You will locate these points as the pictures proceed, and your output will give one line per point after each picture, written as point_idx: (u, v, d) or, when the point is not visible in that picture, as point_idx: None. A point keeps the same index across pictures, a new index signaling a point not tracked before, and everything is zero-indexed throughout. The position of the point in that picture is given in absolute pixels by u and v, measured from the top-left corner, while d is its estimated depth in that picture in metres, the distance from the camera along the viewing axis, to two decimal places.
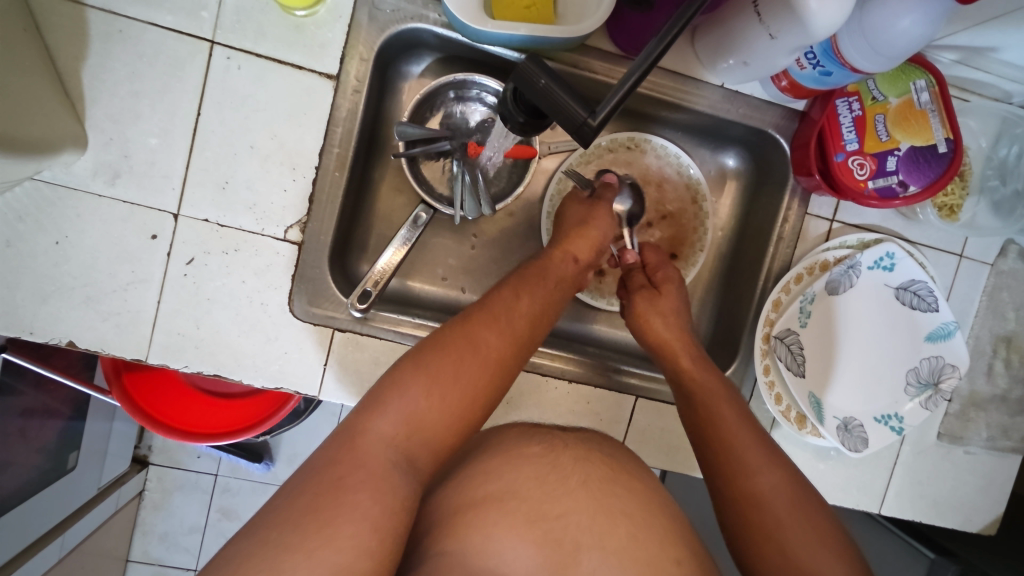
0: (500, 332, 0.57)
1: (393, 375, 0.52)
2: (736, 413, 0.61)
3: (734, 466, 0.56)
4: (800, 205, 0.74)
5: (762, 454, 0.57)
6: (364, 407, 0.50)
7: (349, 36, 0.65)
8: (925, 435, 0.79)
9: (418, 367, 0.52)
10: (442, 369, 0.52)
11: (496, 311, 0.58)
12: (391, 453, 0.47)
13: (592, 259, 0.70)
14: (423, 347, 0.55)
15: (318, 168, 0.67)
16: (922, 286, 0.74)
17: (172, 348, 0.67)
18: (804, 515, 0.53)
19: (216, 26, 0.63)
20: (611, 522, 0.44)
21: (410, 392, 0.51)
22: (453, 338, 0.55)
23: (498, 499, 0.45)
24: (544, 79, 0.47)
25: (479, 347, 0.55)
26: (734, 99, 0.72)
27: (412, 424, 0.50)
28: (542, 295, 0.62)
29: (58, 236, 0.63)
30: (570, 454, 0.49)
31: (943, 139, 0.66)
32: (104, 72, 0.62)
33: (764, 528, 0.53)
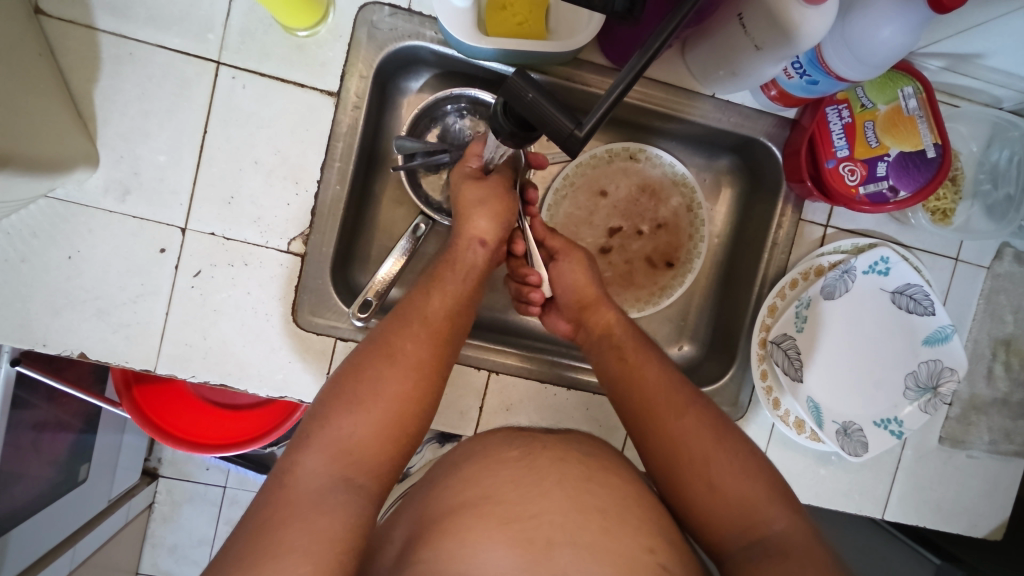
0: (415, 337, 0.59)
1: (320, 410, 0.55)
2: (655, 368, 0.64)
3: (658, 410, 0.61)
4: (794, 211, 0.75)
5: (688, 401, 0.61)
6: (295, 446, 0.53)
7: (349, 55, 0.68)
8: (926, 439, 0.79)
9: (337, 398, 0.55)
10: (362, 387, 0.55)
11: (411, 316, 0.61)
12: (324, 482, 0.50)
13: (499, 236, 0.69)
14: (343, 373, 0.58)
15: (320, 181, 0.69)
16: (918, 290, 0.74)
17: (179, 358, 0.69)
18: (724, 447, 0.58)
19: (222, 47, 0.66)
20: (586, 519, 0.46)
21: (334, 420, 0.54)
22: (367, 354, 0.58)
23: (477, 503, 0.47)
24: (531, 93, 0.47)
25: (396, 356, 0.58)
26: (725, 109, 0.74)
27: (341, 450, 0.53)
28: (455, 293, 0.64)
29: (70, 250, 0.66)
30: (546, 457, 0.52)
31: (932, 144, 0.68)
32: (115, 93, 0.65)
33: (689, 463, 0.58)
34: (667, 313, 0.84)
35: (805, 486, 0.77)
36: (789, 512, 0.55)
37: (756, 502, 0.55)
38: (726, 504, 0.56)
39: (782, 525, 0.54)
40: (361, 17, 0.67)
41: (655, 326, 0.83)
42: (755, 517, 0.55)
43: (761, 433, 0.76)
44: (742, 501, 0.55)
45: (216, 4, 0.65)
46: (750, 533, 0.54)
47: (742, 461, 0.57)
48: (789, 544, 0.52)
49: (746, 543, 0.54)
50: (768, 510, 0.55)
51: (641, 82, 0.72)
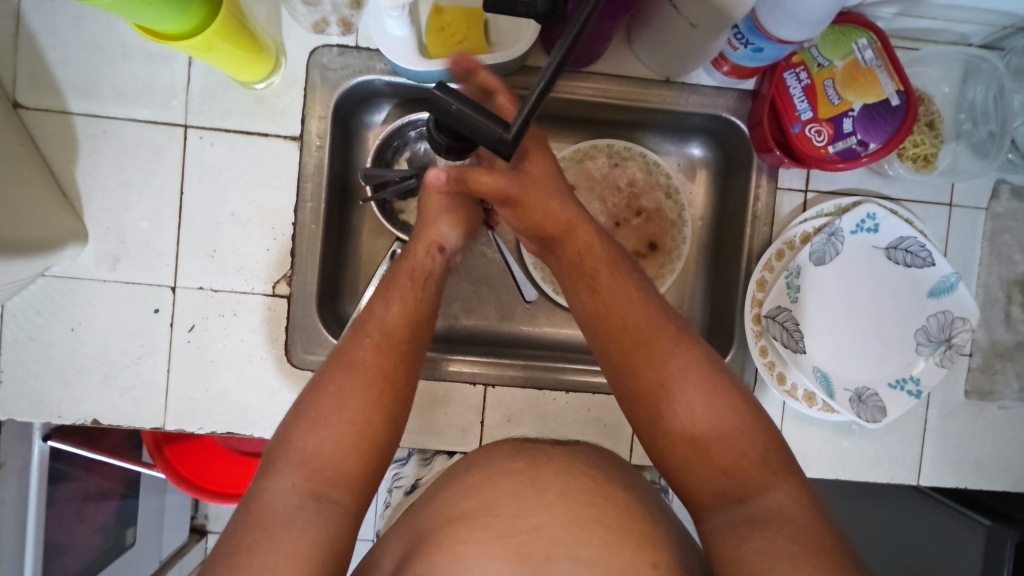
0: (377, 347, 0.59)
1: (288, 423, 0.56)
2: (637, 299, 0.61)
3: (642, 363, 0.58)
4: (770, 181, 0.74)
5: (680, 364, 0.58)
6: (266, 467, 0.54)
7: (306, 98, 0.70)
8: (951, 395, 0.75)
9: (301, 415, 0.55)
10: (322, 406, 0.56)
11: (372, 328, 0.60)
12: (294, 499, 0.51)
13: (456, 243, 0.68)
14: (307, 391, 0.57)
15: (296, 224, 0.71)
16: (913, 242, 0.71)
17: (186, 413, 0.71)
18: (715, 399, 0.56)
19: (187, 111, 0.69)
20: (588, 533, 0.45)
21: (295, 440, 0.54)
22: (331, 372, 0.58)
23: (476, 517, 0.47)
24: (455, 104, 0.48)
25: (361, 373, 0.58)
26: (684, 91, 0.73)
27: (310, 468, 0.53)
28: (416, 300, 0.63)
29: (72, 323, 0.69)
30: (550, 469, 0.51)
31: (895, 91, 0.66)
32: (95, 169, 0.69)
33: (678, 414, 0.56)
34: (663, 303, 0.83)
35: (829, 460, 0.75)
36: (781, 476, 0.53)
37: (745, 461, 0.54)
38: (712, 457, 0.55)
39: (775, 485, 0.53)
40: (313, 61, 0.70)
41: None
42: (746, 478, 0.53)
43: (773, 411, 0.74)
44: (728, 457, 0.54)
45: (176, 71, 0.69)
46: (734, 489, 0.53)
47: (732, 412, 0.56)
48: (777, 507, 0.51)
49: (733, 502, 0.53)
50: (763, 474, 0.53)
51: (594, 78, 0.73)
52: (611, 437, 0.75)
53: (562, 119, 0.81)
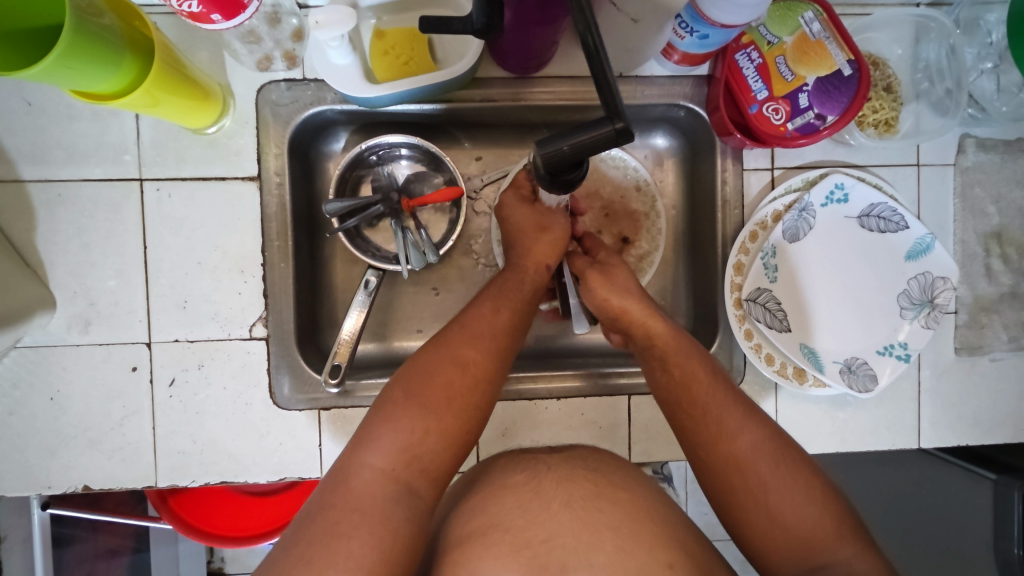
0: (484, 348, 0.60)
1: (384, 404, 0.55)
2: (711, 378, 0.61)
3: (709, 436, 0.58)
4: (735, 163, 0.73)
5: (769, 461, 0.55)
6: (356, 446, 0.53)
7: (260, 136, 0.70)
8: (941, 354, 0.75)
9: (408, 397, 0.55)
10: (431, 396, 0.55)
11: (479, 328, 0.61)
12: (389, 485, 0.50)
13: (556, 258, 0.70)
14: (413, 371, 0.57)
15: (265, 264, 0.70)
16: (885, 208, 0.71)
17: (177, 467, 0.70)
18: (785, 471, 0.55)
19: (141, 164, 0.68)
20: (599, 538, 0.44)
21: (401, 422, 0.53)
22: (440, 363, 0.57)
23: (485, 532, 0.46)
24: (567, 145, 0.48)
25: (472, 370, 0.58)
26: (638, 83, 0.72)
27: (411, 454, 0.52)
28: (519, 307, 0.65)
29: (51, 391, 0.68)
30: (552, 479, 0.50)
31: (846, 61, 0.65)
32: (54, 234, 0.68)
33: (744, 484, 0.55)
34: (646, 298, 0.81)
35: (828, 434, 0.74)
36: (857, 543, 0.51)
37: (819, 532, 0.52)
38: (781, 534, 0.53)
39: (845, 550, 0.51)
40: (261, 99, 0.69)
41: None
42: (814, 543, 0.52)
43: (765, 393, 0.74)
44: (800, 533, 0.52)
45: (125, 125, 0.68)
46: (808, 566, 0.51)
47: (807, 482, 0.54)
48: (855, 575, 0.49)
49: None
50: (832, 536, 0.52)
51: (547, 82, 0.72)
52: (607, 439, 0.74)
53: (521, 126, 0.78)
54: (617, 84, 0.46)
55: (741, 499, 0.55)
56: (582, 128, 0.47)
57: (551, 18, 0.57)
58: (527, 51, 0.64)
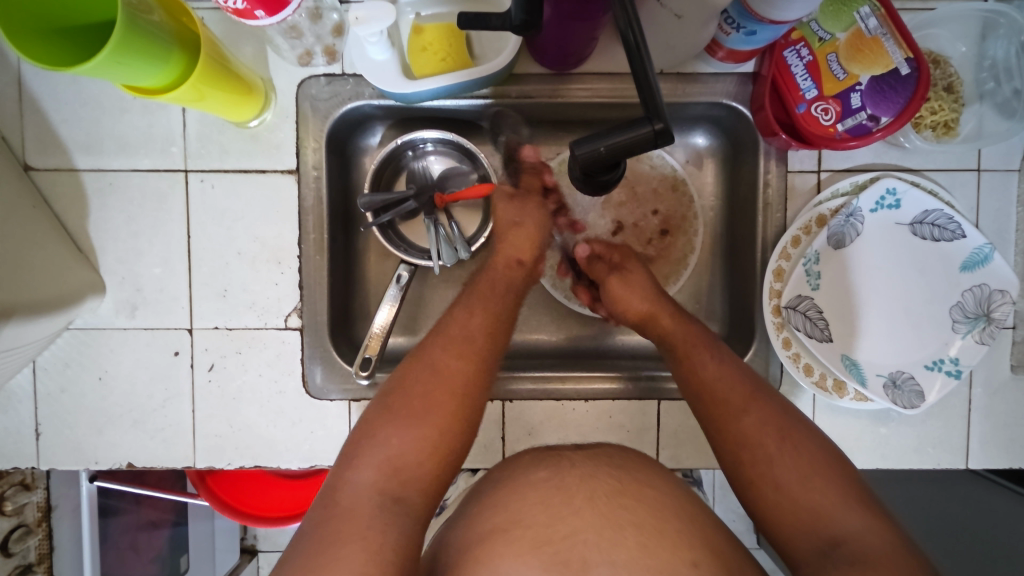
0: (464, 353, 0.59)
1: (368, 422, 0.55)
2: (719, 362, 0.61)
3: (719, 410, 0.58)
4: (779, 166, 0.70)
5: (773, 437, 0.54)
6: (345, 462, 0.53)
7: (300, 130, 0.71)
8: (996, 371, 0.71)
9: (388, 411, 0.55)
10: (411, 405, 0.55)
11: (457, 334, 0.60)
12: (375, 497, 0.50)
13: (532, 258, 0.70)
14: (393, 384, 0.58)
15: (301, 256, 0.72)
16: (939, 215, 0.67)
17: (213, 450, 0.72)
18: (791, 446, 0.54)
19: (186, 156, 0.70)
20: (621, 537, 0.43)
21: (384, 436, 0.54)
22: (419, 374, 0.57)
23: (507, 528, 0.45)
24: (603, 147, 0.47)
25: (453, 382, 0.57)
26: (679, 81, 0.70)
27: (394, 466, 0.52)
28: (496, 306, 0.64)
29: (100, 371, 0.72)
30: (575, 474, 0.48)
31: (904, 60, 0.62)
32: (104, 222, 0.71)
33: (752, 460, 0.54)
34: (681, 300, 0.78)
35: (867, 449, 0.71)
36: (870, 516, 0.49)
37: (828, 505, 0.50)
38: (789, 507, 0.51)
39: (854, 525, 0.48)
40: (302, 93, 0.70)
41: None
42: (826, 520, 0.49)
43: (802, 405, 0.71)
44: (809, 505, 0.50)
45: (172, 118, 0.70)
46: (818, 537, 0.49)
47: (813, 457, 0.53)
48: (866, 547, 0.46)
49: (820, 551, 0.48)
50: (842, 512, 0.49)
51: (586, 80, 0.71)
52: (635, 443, 0.73)
53: (558, 122, 0.77)
54: (657, 83, 0.45)
55: (750, 469, 0.54)
56: (621, 130, 0.47)
57: (591, 14, 0.56)
58: (564, 45, 0.62)
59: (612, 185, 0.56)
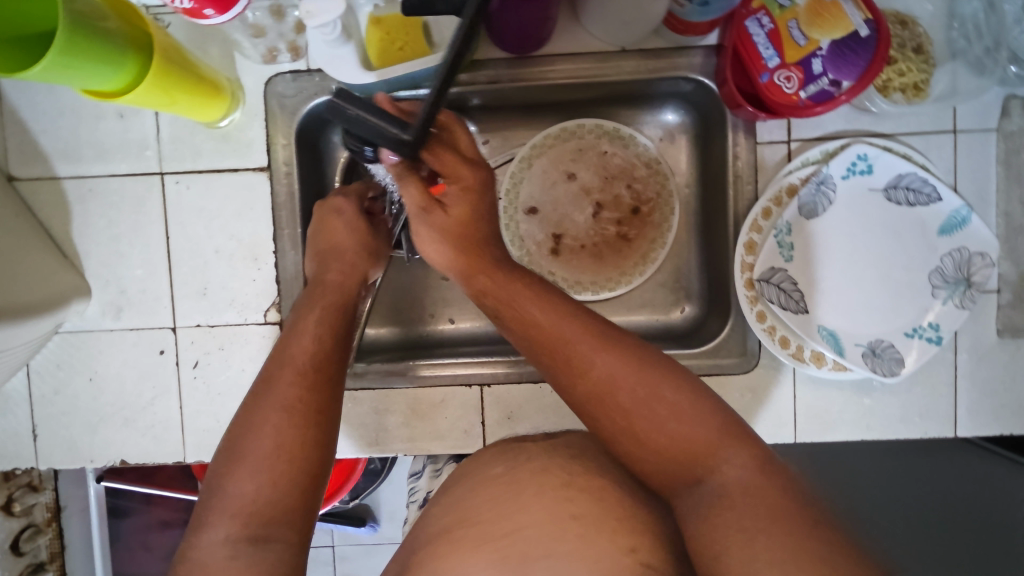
0: (294, 371, 0.54)
1: (220, 466, 0.50)
2: (569, 312, 0.55)
3: (573, 362, 0.52)
4: (748, 137, 0.69)
5: (628, 382, 0.51)
6: (196, 521, 0.48)
7: (268, 127, 0.72)
8: (981, 337, 0.69)
9: (233, 455, 0.50)
10: (238, 446, 0.50)
11: (280, 352, 0.56)
12: (229, 552, 0.45)
13: (361, 265, 0.67)
14: (238, 421, 0.52)
15: (277, 251, 0.73)
16: (913, 178, 0.66)
17: (202, 444, 0.74)
18: (650, 389, 0.50)
19: (161, 159, 0.72)
20: (564, 529, 0.41)
21: (240, 478, 0.48)
22: (259, 403, 0.52)
23: (455, 528, 0.45)
24: (352, 109, 0.52)
25: (300, 408, 0.52)
26: (641, 57, 0.69)
27: (249, 510, 0.47)
28: (344, 318, 0.61)
29: (90, 372, 0.74)
30: (527, 469, 0.48)
31: (863, 22, 0.61)
32: (87, 227, 0.73)
33: (617, 408, 0.50)
34: (660, 279, 0.79)
35: (852, 421, 0.70)
36: (741, 449, 0.48)
37: (702, 442, 0.48)
38: (667, 448, 0.49)
39: (729, 459, 0.47)
40: (269, 91, 0.71)
41: (649, 295, 0.79)
42: (702, 456, 0.48)
43: (782, 380, 0.70)
44: (685, 446, 0.49)
45: (146, 123, 0.71)
46: (696, 477, 0.48)
47: (680, 403, 0.50)
48: (739, 485, 0.45)
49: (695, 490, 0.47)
50: (715, 449, 0.48)
51: (549, 61, 0.70)
52: None
53: (527, 107, 0.78)
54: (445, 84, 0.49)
55: (628, 411, 0.50)
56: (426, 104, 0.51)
57: None
58: (522, 28, 0.63)
59: (400, 161, 0.59)
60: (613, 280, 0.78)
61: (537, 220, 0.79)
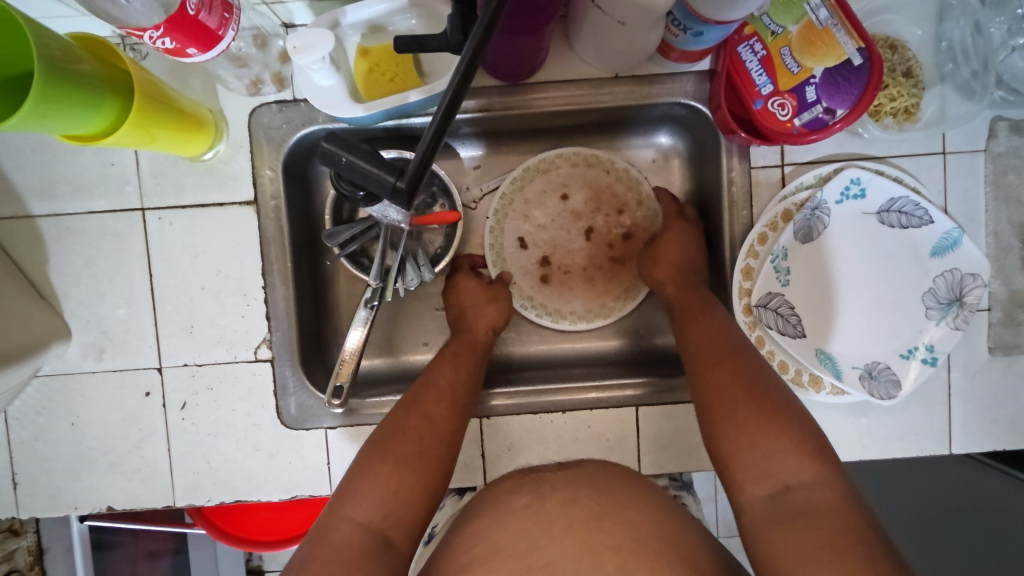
0: (448, 405, 0.62)
1: (362, 463, 0.57)
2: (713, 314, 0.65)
3: (716, 338, 0.63)
4: (742, 161, 0.69)
5: (750, 408, 0.56)
6: (338, 498, 0.55)
7: (254, 160, 0.70)
8: (974, 355, 0.70)
9: (382, 454, 0.57)
10: (390, 447, 0.57)
11: (436, 381, 0.63)
12: (361, 538, 0.51)
13: (503, 321, 0.72)
14: (387, 426, 0.60)
15: (266, 287, 0.71)
16: (906, 202, 0.67)
17: (193, 486, 0.72)
18: (775, 422, 0.54)
19: (142, 194, 0.70)
20: (598, 560, 0.43)
21: (378, 475, 0.55)
22: (411, 416, 0.60)
23: (485, 560, 0.45)
24: (343, 156, 0.47)
25: (437, 429, 0.60)
26: (634, 84, 0.69)
27: (386, 506, 0.54)
28: (477, 365, 0.67)
29: (72, 417, 0.71)
30: (553, 501, 0.48)
31: (856, 50, 0.61)
32: (64, 266, 0.70)
33: (743, 401, 0.57)
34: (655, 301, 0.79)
35: (850, 442, 0.71)
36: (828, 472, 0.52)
37: (801, 467, 0.52)
38: (764, 468, 0.53)
39: (817, 482, 0.51)
40: (254, 122, 0.69)
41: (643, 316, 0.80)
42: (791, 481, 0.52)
43: None
44: (782, 468, 0.52)
45: (125, 157, 0.69)
46: (777, 499, 0.52)
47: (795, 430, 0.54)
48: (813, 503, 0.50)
49: (773, 499, 0.52)
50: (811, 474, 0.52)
51: (543, 88, 0.69)
52: (616, 451, 0.72)
53: (520, 133, 0.77)
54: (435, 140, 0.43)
55: (716, 417, 0.58)
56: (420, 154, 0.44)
57: (531, 26, 0.55)
58: (515, 58, 0.61)
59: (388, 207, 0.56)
60: (608, 308, 0.78)
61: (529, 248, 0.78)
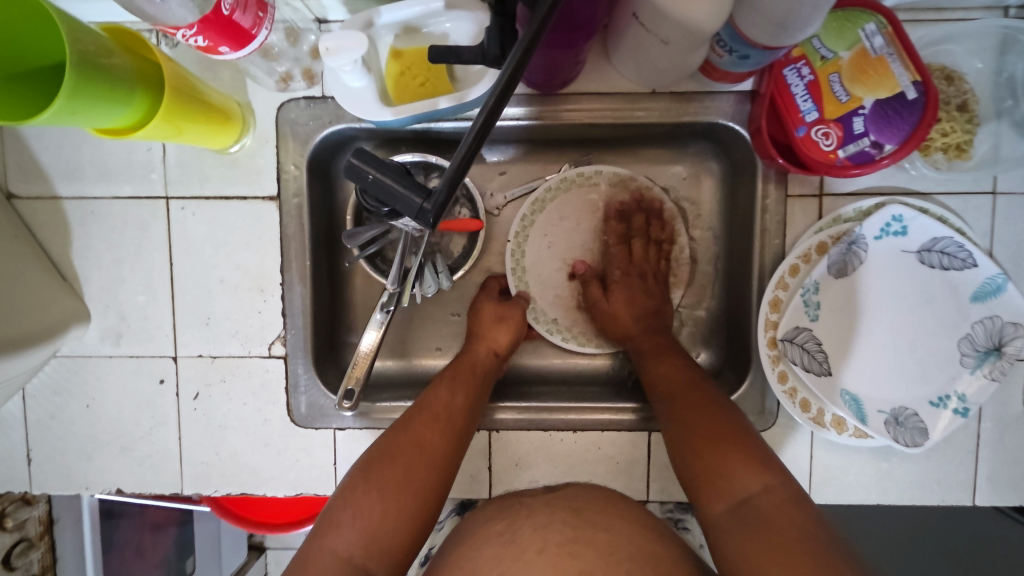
0: (443, 431, 0.60)
1: (346, 491, 0.56)
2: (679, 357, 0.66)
3: (675, 373, 0.64)
4: (779, 188, 0.67)
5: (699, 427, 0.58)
6: (320, 529, 0.55)
7: (279, 156, 0.69)
8: (1007, 406, 0.67)
9: (368, 480, 0.56)
10: (376, 473, 0.57)
11: (432, 405, 0.62)
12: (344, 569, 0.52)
13: (510, 348, 0.70)
14: (377, 453, 0.58)
15: (283, 284, 0.70)
16: (949, 242, 0.63)
17: (200, 476, 0.72)
18: (720, 437, 0.57)
19: (167, 183, 0.69)
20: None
21: (362, 505, 0.55)
22: (401, 444, 0.58)
23: None
24: (371, 173, 0.47)
25: (429, 453, 0.59)
26: (671, 102, 0.66)
27: (369, 538, 0.54)
28: (477, 389, 0.65)
29: (87, 400, 0.72)
30: (528, 525, 0.50)
31: (911, 83, 0.58)
32: (87, 250, 0.70)
33: (695, 428, 0.58)
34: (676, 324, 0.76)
35: (868, 485, 0.69)
36: (772, 481, 0.54)
37: (747, 478, 0.54)
38: (719, 479, 0.55)
39: (763, 488, 0.53)
40: (282, 117, 0.68)
41: None
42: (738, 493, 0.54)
43: (800, 440, 0.68)
44: (737, 484, 0.54)
45: (152, 144, 0.68)
46: (734, 508, 0.53)
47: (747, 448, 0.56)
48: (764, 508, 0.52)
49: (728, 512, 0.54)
50: (756, 484, 0.54)
51: (576, 99, 0.67)
52: (624, 475, 0.71)
53: (548, 142, 0.75)
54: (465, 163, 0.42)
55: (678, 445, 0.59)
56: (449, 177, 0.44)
57: (571, 41, 0.53)
58: (550, 70, 0.59)
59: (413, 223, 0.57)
60: None
61: (548, 263, 0.76)
